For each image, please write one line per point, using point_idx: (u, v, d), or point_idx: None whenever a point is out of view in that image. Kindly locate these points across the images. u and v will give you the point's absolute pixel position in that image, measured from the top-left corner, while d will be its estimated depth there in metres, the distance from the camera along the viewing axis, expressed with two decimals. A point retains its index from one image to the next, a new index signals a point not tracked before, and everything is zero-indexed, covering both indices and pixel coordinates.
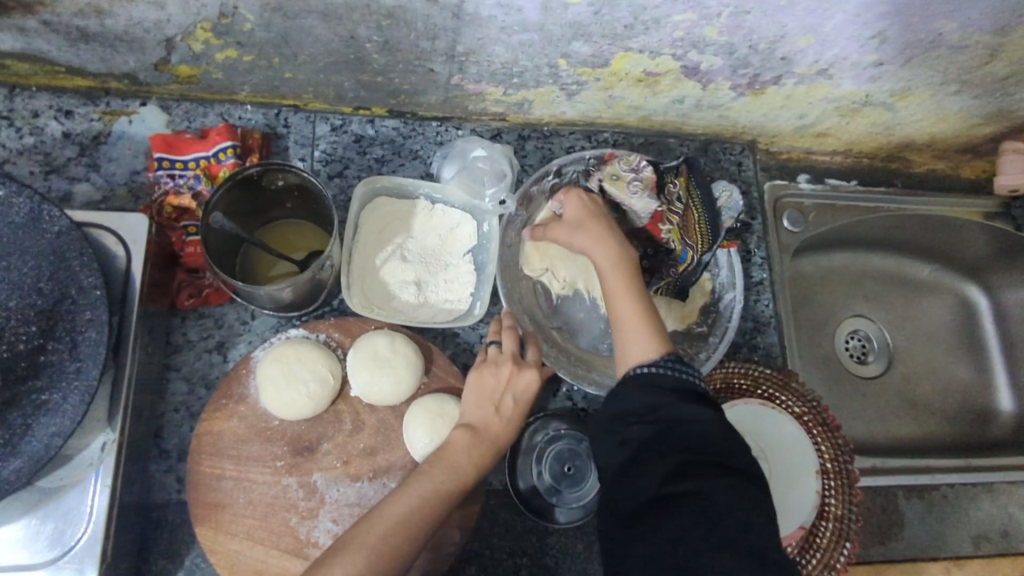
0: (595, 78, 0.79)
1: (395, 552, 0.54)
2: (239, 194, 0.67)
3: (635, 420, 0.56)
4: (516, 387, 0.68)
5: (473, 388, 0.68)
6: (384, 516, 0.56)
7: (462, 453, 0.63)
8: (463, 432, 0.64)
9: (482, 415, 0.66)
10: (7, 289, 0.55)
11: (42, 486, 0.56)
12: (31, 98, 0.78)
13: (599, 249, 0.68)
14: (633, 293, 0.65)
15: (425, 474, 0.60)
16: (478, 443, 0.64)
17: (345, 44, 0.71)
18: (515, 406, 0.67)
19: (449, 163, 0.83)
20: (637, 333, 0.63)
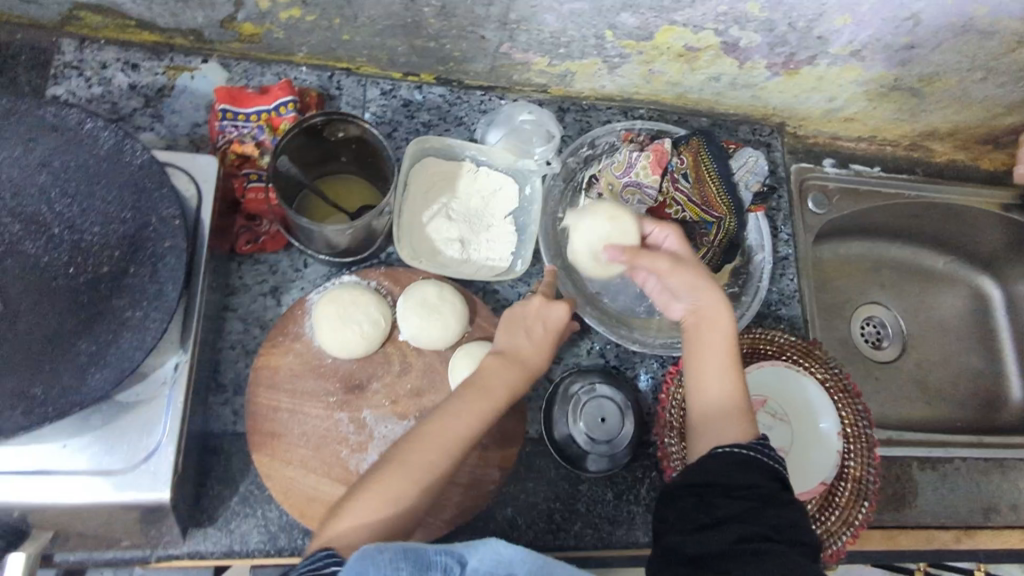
0: (637, 51, 0.83)
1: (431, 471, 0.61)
2: (303, 142, 0.71)
3: (720, 493, 0.56)
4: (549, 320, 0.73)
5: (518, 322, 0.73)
6: (421, 440, 0.62)
7: (495, 381, 0.67)
8: (495, 361, 0.69)
9: (514, 346, 0.71)
10: (93, 217, 0.59)
11: (119, 399, 0.59)
12: (100, 51, 0.82)
13: (710, 303, 0.68)
14: (729, 361, 0.66)
15: (461, 401, 0.65)
16: (512, 373, 0.68)
17: (404, 7, 0.74)
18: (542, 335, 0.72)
19: (493, 128, 0.86)
20: (729, 414, 0.64)
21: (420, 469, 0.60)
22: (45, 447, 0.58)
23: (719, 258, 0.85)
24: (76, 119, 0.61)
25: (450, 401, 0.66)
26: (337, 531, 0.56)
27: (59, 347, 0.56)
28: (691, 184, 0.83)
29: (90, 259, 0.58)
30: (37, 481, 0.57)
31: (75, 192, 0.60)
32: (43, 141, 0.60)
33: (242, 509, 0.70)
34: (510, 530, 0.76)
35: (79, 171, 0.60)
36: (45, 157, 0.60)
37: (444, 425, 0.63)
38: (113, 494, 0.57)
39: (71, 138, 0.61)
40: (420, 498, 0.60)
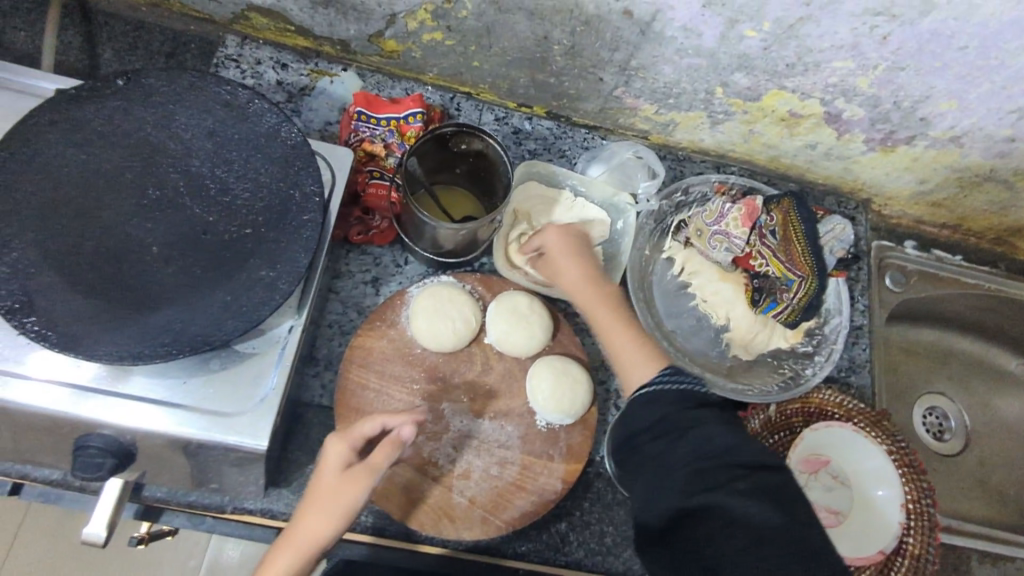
0: (742, 111, 0.88)
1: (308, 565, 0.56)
2: (430, 149, 0.78)
3: (647, 438, 0.60)
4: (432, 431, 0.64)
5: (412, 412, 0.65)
6: (296, 531, 0.58)
7: (359, 465, 0.60)
8: (355, 445, 0.61)
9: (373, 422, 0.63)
10: (247, 184, 0.67)
11: (237, 349, 0.65)
12: (257, 49, 0.92)
13: (565, 264, 0.75)
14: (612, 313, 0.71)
15: (329, 482, 0.59)
16: (352, 453, 0.61)
17: (537, 43, 0.82)
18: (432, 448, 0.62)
19: (596, 163, 0.92)
20: (639, 363, 0.67)
21: (296, 563, 0.56)
22: (166, 383, 0.63)
23: (797, 316, 0.86)
24: (245, 98, 0.70)
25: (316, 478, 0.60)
26: None
27: (198, 292, 0.62)
28: (778, 242, 0.85)
29: (238, 220, 0.65)
30: (154, 411, 0.61)
31: (235, 161, 0.68)
32: (215, 113, 0.69)
33: (316, 477, 0.73)
34: (562, 546, 0.77)
35: (241, 144, 0.68)
36: (215, 128, 0.68)
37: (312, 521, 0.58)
38: (217, 435, 0.62)
39: (239, 114, 0.69)
40: None
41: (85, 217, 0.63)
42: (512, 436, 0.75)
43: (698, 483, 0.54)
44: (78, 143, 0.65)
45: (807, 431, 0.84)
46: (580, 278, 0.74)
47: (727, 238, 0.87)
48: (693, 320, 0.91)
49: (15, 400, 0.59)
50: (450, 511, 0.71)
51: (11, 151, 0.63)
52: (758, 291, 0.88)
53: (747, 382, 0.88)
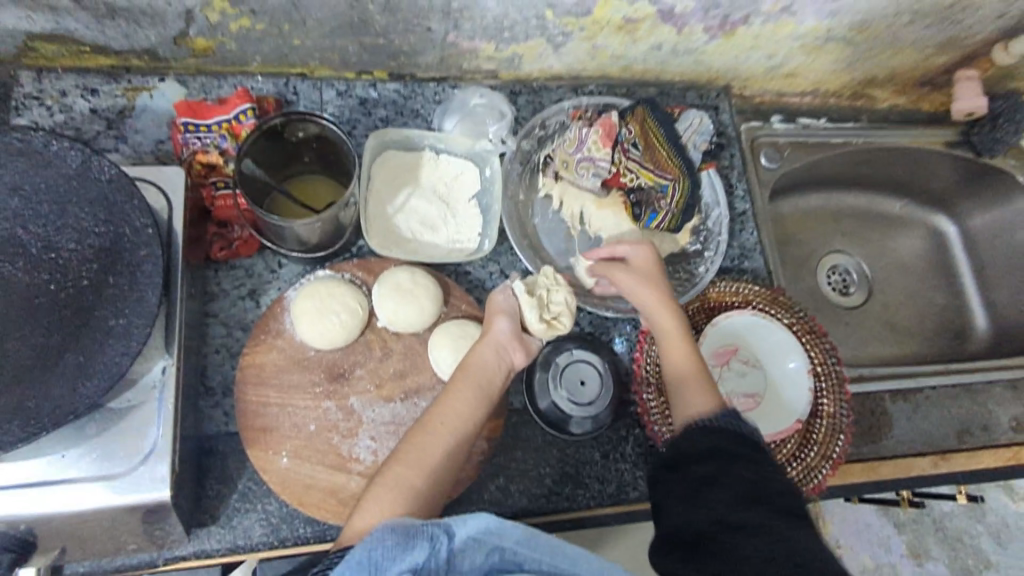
0: (579, 28, 0.86)
1: (456, 456, 0.66)
2: (265, 145, 0.74)
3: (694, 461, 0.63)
4: (521, 341, 0.74)
5: (499, 317, 0.74)
6: (438, 425, 0.67)
7: (490, 374, 0.71)
8: (481, 363, 0.71)
9: (497, 344, 0.72)
10: (67, 235, 0.62)
11: (112, 406, 0.61)
12: (59, 80, 0.84)
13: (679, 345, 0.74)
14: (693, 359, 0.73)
15: (474, 387, 0.69)
16: (490, 376, 0.71)
17: (350, 6, 0.77)
18: (525, 355, 0.74)
19: (448, 116, 0.90)
20: (701, 389, 0.70)
21: (445, 449, 0.66)
22: (44, 460, 0.59)
23: (679, 219, 0.88)
24: (42, 142, 0.64)
25: (460, 382, 0.69)
26: (355, 528, 0.59)
27: (48, 360, 0.58)
28: (642, 152, 0.87)
29: (69, 275, 0.61)
30: (40, 492, 0.58)
31: (47, 213, 0.63)
32: (13, 166, 0.63)
33: (242, 505, 0.72)
34: (504, 499, 0.79)
35: (48, 193, 0.63)
36: (16, 182, 0.63)
37: (453, 414, 0.68)
38: (116, 497, 0.59)
39: (40, 160, 0.63)
40: (428, 511, 0.63)
41: None
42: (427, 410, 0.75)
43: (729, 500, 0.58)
44: None
45: (710, 327, 0.87)
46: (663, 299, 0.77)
47: (593, 163, 0.87)
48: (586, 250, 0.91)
49: None
50: None
51: None
52: (638, 205, 0.89)
53: None
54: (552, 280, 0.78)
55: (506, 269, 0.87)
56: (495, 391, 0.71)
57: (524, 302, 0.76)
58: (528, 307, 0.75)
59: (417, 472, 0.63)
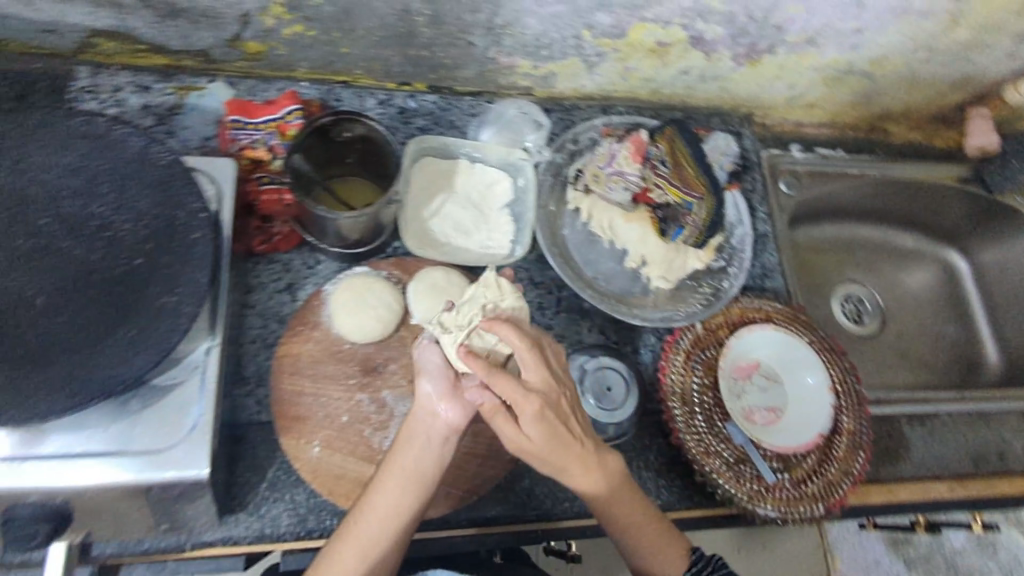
0: (613, 50, 0.90)
1: (384, 552, 0.64)
2: (313, 143, 0.76)
3: None
4: (456, 395, 0.66)
5: (421, 378, 0.67)
6: (363, 524, 0.64)
7: (422, 454, 0.66)
8: (411, 438, 0.66)
9: (425, 412, 0.66)
10: (123, 215, 0.64)
11: (156, 383, 0.63)
12: (114, 75, 0.87)
13: (600, 486, 0.66)
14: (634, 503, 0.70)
15: (400, 472, 0.65)
16: (421, 456, 0.66)
17: (399, 18, 0.81)
18: (459, 411, 0.66)
19: (485, 128, 0.93)
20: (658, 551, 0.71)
21: (368, 550, 0.63)
22: (86, 433, 0.60)
23: (704, 236, 0.90)
24: (105, 126, 0.66)
25: (386, 469, 0.66)
26: None
27: (100, 334, 0.60)
28: (671, 169, 0.89)
29: (124, 253, 0.63)
30: (81, 464, 0.59)
31: (104, 193, 0.65)
32: (75, 147, 0.65)
33: (271, 495, 0.72)
34: (529, 501, 0.79)
35: (107, 174, 0.65)
36: (78, 162, 0.65)
37: (379, 507, 0.64)
38: (154, 474, 0.60)
39: (101, 143, 0.66)
40: None
41: None
42: None
43: None
44: None
45: (733, 339, 0.88)
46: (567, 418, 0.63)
47: (623, 177, 0.91)
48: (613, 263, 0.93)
49: None
50: None
51: None
52: (665, 221, 0.91)
53: (675, 307, 0.91)
54: (494, 291, 0.66)
55: (535, 277, 0.89)
56: (428, 470, 0.66)
57: (444, 341, 0.66)
58: (446, 345, 0.66)
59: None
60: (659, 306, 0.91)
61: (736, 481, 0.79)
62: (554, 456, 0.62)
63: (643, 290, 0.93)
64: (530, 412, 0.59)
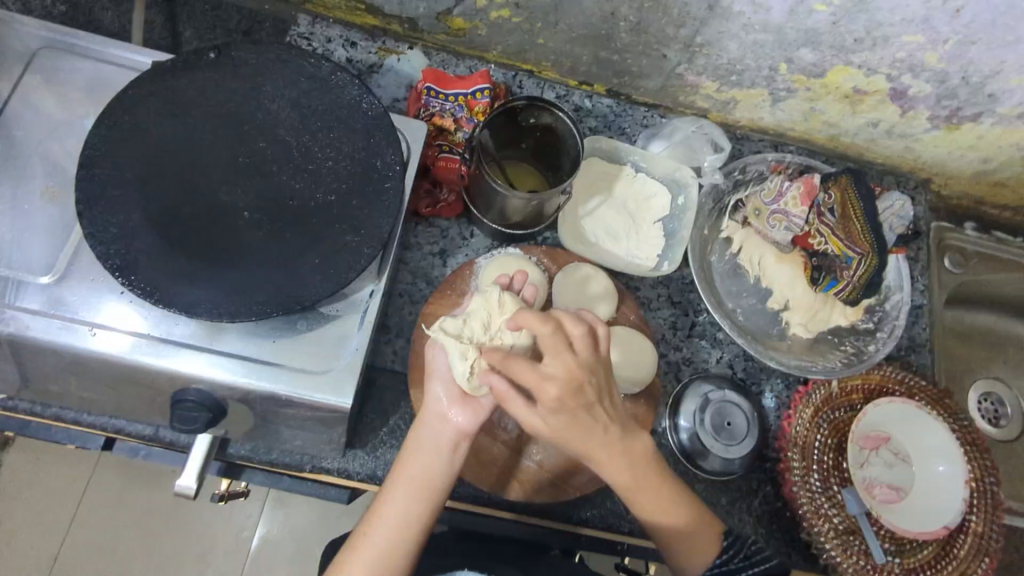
0: (806, 88, 0.88)
1: (397, 560, 0.63)
2: (500, 123, 0.80)
3: None
4: (465, 401, 0.69)
5: (432, 381, 0.70)
6: (374, 528, 0.64)
7: (429, 464, 0.67)
8: (417, 449, 0.67)
9: (434, 420, 0.69)
10: (328, 153, 0.69)
11: (322, 311, 0.67)
12: (328, 28, 0.94)
13: (623, 474, 0.68)
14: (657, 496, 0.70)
15: (408, 483, 0.66)
16: (430, 466, 0.67)
17: (604, 19, 0.83)
18: (470, 415, 0.68)
19: (655, 139, 0.93)
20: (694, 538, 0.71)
21: (378, 560, 0.63)
22: (257, 342, 0.65)
23: (858, 293, 0.86)
24: (328, 71, 0.72)
25: (393, 480, 0.67)
26: None
27: (289, 255, 0.65)
28: (837, 220, 0.85)
29: (322, 187, 0.68)
30: (246, 367, 0.64)
31: (315, 130, 0.70)
32: (299, 85, 0.71)
33: (389, 440, 0.76)
34: (626, 513, 0.79)
35: (321, 114, 0.71)
36: (299, 99, 0.71)
37: (390, 512, 0.65)
38: (306, 392, 0.64)
39: (322, 86, 0.72)
40: None
41: (182, 178, 0.66)
42: None
43: None
44: (174, 113, 0.68)
45: (868, 407, 0.84)
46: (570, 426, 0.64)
47: (787, 218, 0.88)
48: (754, 301, 0.92)
49: (115, 353, 0.62)
50: (521, 476, 0.75)
51: (110, 120, 0.66)
52: (818, 269, 0.89)
53: (812, 359, 0.89)
54: (491, 305, 0.70)
55: (674, 296, 0.90)
56: (436, 482, 0.66)
57: (450, 351, 0.67)
58: (454, 354, 0.67)
59: None
60: (795, 353, 0.89)
61: (845, 552, 0.76)
62: (566, 438, 0.65)
63: (780, 334, 0.90)
64: (550, 395, 0.61)
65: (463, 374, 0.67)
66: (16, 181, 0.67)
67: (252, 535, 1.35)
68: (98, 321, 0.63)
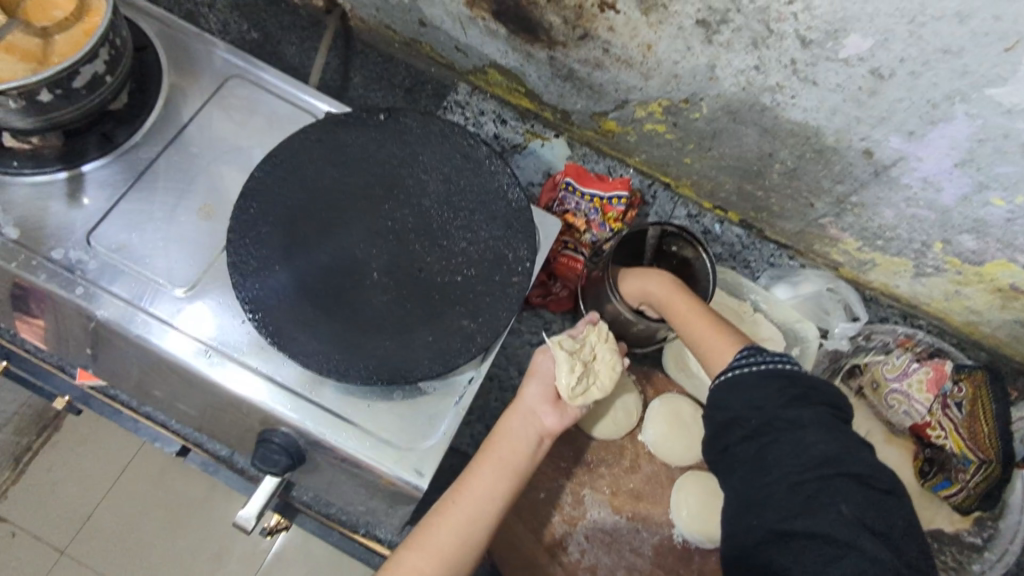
0: (957, 270, 0.83)
1: (482, 531, 0.62)
2: (640, 239, 0.79)
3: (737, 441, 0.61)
4: (557, 405, 0.68)
5: (529, 379, 0.68)
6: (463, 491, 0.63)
7: (517, 450, 0.66)
8: (507, 436, 0.66)
9: (528, 411, 0.67)
10: (465, 233, 0.70)
11: (420, 386, 0.67)
12: (483, 101, 0.99)
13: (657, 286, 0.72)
14: (690, 325, 0.69)
15: (497, 464, 0.64)
16: (520, 451, 0.65)
17: (759, 157, 0.82)
18: (560, 419, 0.68)
19: (781, 283, 0.91)
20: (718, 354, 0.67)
21: (463, 527, 0.61)
22: (351, 401, 0.65)
23: (973, 502, 0.80)
24: (483, 155, 0.74)
25: (480, 459, 0.65)
26: None
27: (404, 327, 0.65)
28: (963, 417, 0.81)
29: (451, 266, 0.68)
30: (335, 423, 0.64)
31: (458, 209, 0.71)
32: (453, 162, 0.73)
33: None
34: None
35: (468, 195, 0.72)
36: (448, 175, 0.72)
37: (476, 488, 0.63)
38: (385, 465, 0.63)
39: (475, 167, 0.73)
40: None
41: (325, 225, 0.68)
42: (645, 542, 0.73)
43: (795, 504, 0.57)
44: (334, 163, 0.71)
45: None
46: (639, 285, 0.74)
47: (908, 400, 0.84)
48: None
49: (220, 378, 0.64)
50: None
51: (277, 158, 0.70)
52: (930, 462, 0.83)
53: None
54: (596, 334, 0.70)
55: None
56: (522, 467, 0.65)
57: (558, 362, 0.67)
58: (563, 366, 0.67)
59: (431, 558, 0.60)
60: None
61: None
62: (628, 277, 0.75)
63: None
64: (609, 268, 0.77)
65: (570, 384, 0.66)
66: (179, 193, 0.71)
67: None
68: (214, 343, 0.65)
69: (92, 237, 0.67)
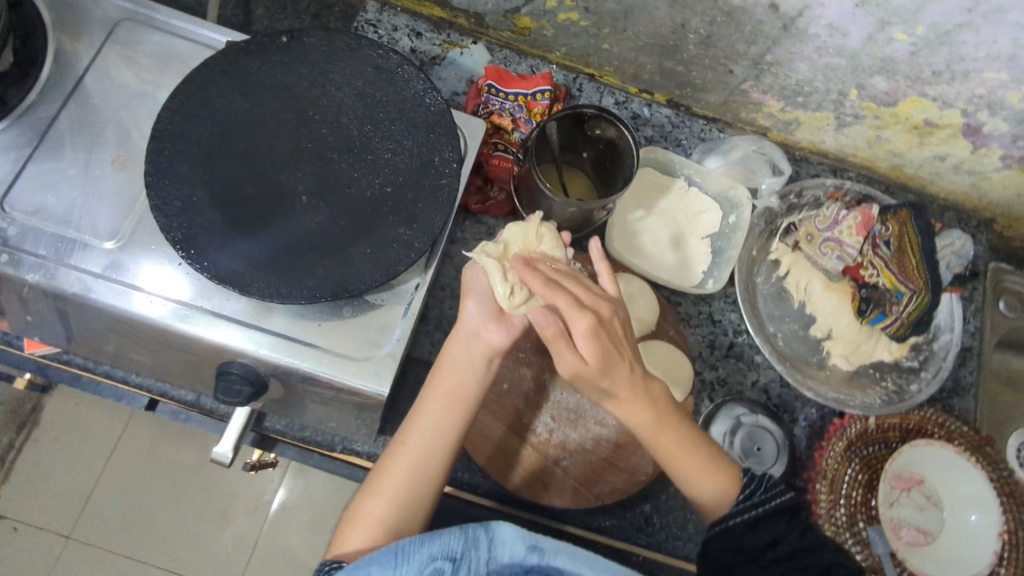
0: (874, 115, 0.86)
1: (433, 464, 0.66)
2: (566, 126, 0.80)
3: None
4: (500, 319, 0.70)
5: (467, 299, 0.71)
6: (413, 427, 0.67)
7: (462, 375, 0.69)
8: (452, 363, 0.70)
9: (468, 335, 0.70)
10: (388, 144, 0.70)
11: (368, 299, 0.69)
12: (395, 16, 0.95)
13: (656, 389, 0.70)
14: (688, 457, 0.70)
15: (442, 394, 0.68)
16: (464, 378, 0.69)
17: (673, 30, 0.82)
18: (505, 333, 0.70)
19: (714, 154, 0.91)
20: (710, 479, 0.71)
21: (415, 460, 0.66)
22: (302, 323, 0.67)
23: (906, 330, 0.85)
24: (394, 63, 0.73)
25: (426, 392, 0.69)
26: (341, 545, 0.63)
27: (342, 243, 0.66)
28: (892, 254, 0.85)
29: (379, 178, 0.69)
30: (290, 347, 0.66)
31: (376, 121, 0.71)
32: (364, 75, 0.72)
33: None
34: (645, 526, 0.80)
35: (385, 105, 0.71)
36: (362, 89, 0.71)
37: (425, 424, 0.67)
38: (346, 377, 0.66)
39: (388, 76, 0.72)
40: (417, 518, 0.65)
41: (247, 158, 0.67)
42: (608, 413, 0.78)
43: None
44: (243, 93, 0.69)
45: (904, 447, 0.83)
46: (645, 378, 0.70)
47: (841, 246, 0.86)
48: (798, 329, 0.90)
49: (168, 321, 0.65)
50: (547, 479, 0.76)
51: (182, 96, 0.68)
52: (866, 301, 0.87)
53: (850, 393, 0.87)
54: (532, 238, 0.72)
55: (715, 314, 0.89)
56: (469, 393, 0.69)
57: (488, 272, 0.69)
58: (495, 277, 0.68)
59: (386, 496, 0.64)
60: (835, 385, 0.87)
61: None
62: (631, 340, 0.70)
63: (821, 363, 0.89)
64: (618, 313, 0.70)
65: (504, 293, 0.68)
66: (89, 148, 0.69)
67: (273, 499, 1.42)
68: (154, 289, 0.65)
69: (6, 203, 0.66)
